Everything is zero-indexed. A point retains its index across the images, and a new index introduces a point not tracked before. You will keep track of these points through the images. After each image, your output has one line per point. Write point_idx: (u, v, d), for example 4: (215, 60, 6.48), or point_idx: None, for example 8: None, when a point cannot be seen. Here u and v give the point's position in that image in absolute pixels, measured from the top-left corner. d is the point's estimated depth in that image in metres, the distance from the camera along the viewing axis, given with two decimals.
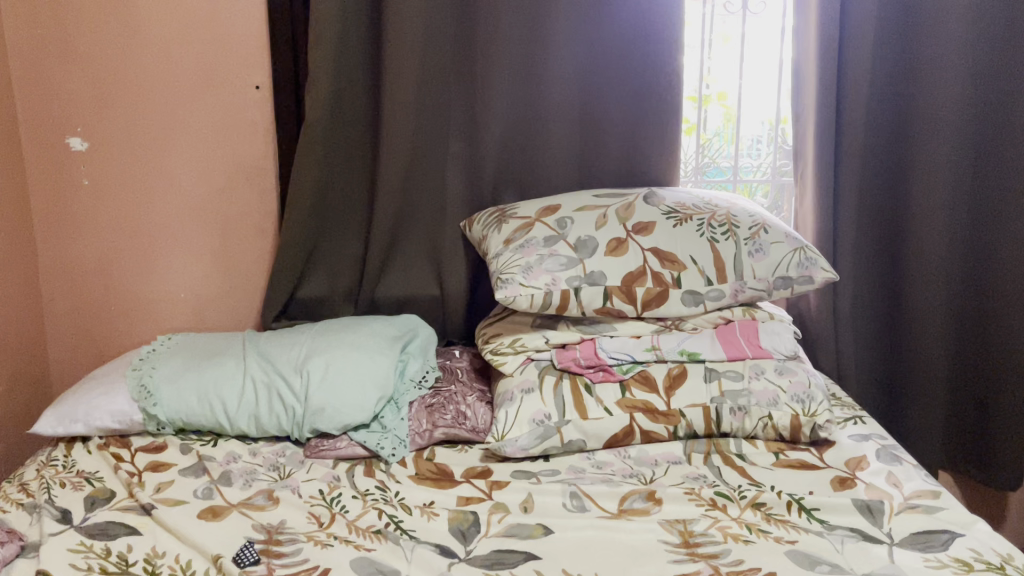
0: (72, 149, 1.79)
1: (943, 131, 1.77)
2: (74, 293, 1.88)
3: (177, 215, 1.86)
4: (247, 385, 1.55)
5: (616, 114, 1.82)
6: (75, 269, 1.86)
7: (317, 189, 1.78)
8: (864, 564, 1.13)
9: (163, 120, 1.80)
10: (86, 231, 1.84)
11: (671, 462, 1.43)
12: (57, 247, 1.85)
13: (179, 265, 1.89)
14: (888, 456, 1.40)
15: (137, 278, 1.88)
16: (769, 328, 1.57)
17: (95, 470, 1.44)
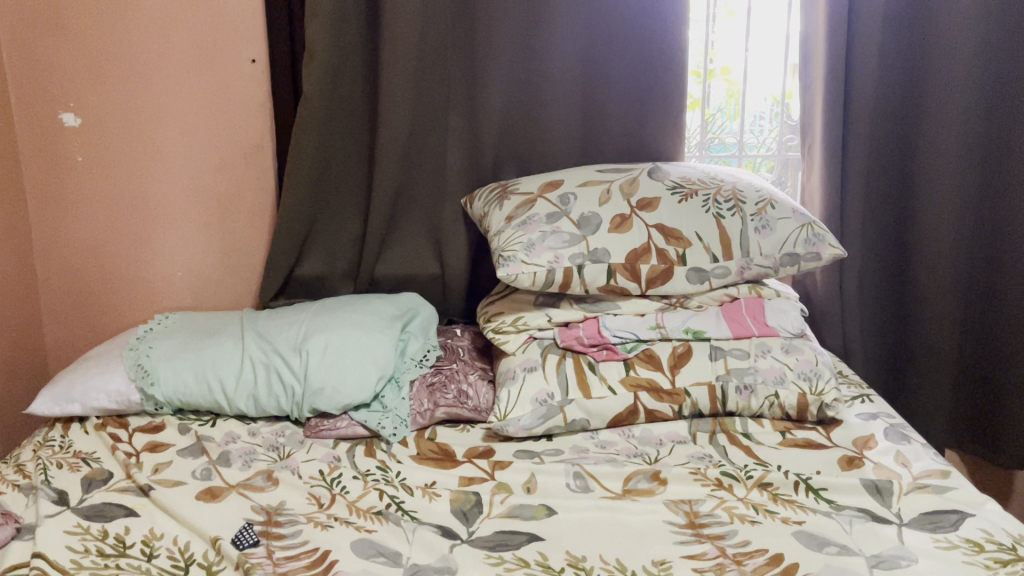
0: (65, 125, 1.76)
1: (952, 103, 1.74)
2: (69, 272, 1.85)
3: (173, 192, 1.82)
4: (245, 364, 1.53)
5: (619, 88, 1.78)
6: (70, 247, 1.84)
7: (315, 165, 1.75)
8: (872, 544, 1.11)
9: (157, 95, 1.76)
10: (80, 209, 1.81)
11: (676, 442, 1.41)
12: (52, 225, 1.82)
13: (175, 243, 1.86)
14: (896, 435, 1.38)
15: (132, 257, 1.85)
16: (775, 306, 1.54)
17: (92, 451, 1.42)
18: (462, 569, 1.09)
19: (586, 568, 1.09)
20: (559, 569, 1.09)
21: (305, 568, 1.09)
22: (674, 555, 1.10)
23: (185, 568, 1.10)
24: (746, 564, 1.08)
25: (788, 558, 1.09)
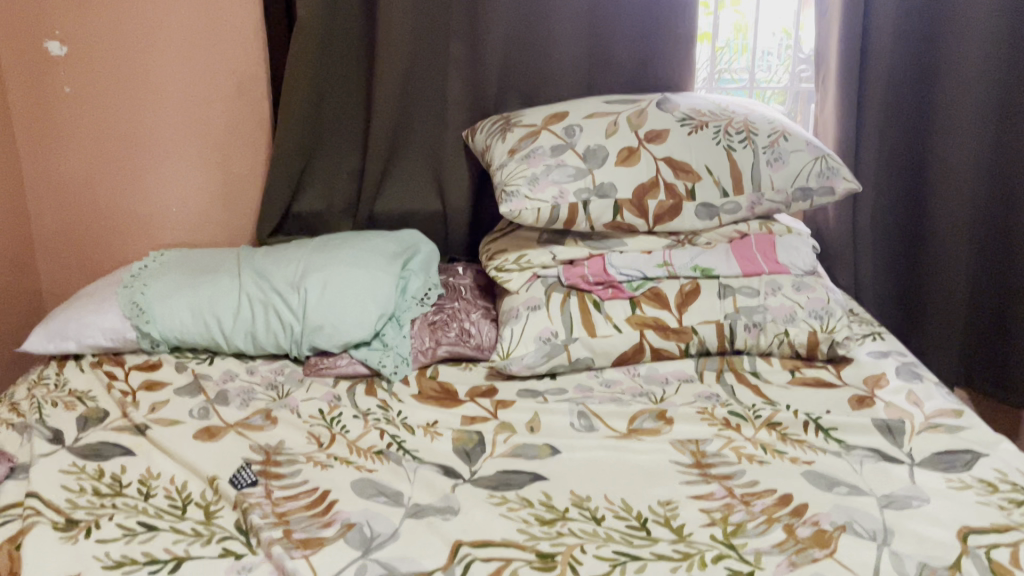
0: (51, 55, 1.70)
1: (976, 32, 1.66)
2: (60, 207, 1.81)
3: (165, 126, 1.77)
4: (243, 302, 1.50)
5: (627, 15, 1.71)
6: (60, 182, 1.79)
7: (310, 96, 1.69)
8: (883, 484, 1.09)
9: (146, 23, 1.69)
10: (70, 142, 1.76)
11: (682, 381, 1.39)
12: (41, 158, 1.77)
13: (169, 178, 1.81)
14: (908, 373, 1.35)
15: (125, 192, 1.81)
16: (786, 242, 1.50)
17: (87, 389, 1.39)
18: (465, 509, 1.07)
19: (590, 508, 1.06)
20: (563, 509, 1.06)
21: (305, 509, 1.08)
22: (681, 496, 1.08)
23: (182, 507, 1.08)
24: (754, 505, 1.05)
25: (797, 498, 1.06)
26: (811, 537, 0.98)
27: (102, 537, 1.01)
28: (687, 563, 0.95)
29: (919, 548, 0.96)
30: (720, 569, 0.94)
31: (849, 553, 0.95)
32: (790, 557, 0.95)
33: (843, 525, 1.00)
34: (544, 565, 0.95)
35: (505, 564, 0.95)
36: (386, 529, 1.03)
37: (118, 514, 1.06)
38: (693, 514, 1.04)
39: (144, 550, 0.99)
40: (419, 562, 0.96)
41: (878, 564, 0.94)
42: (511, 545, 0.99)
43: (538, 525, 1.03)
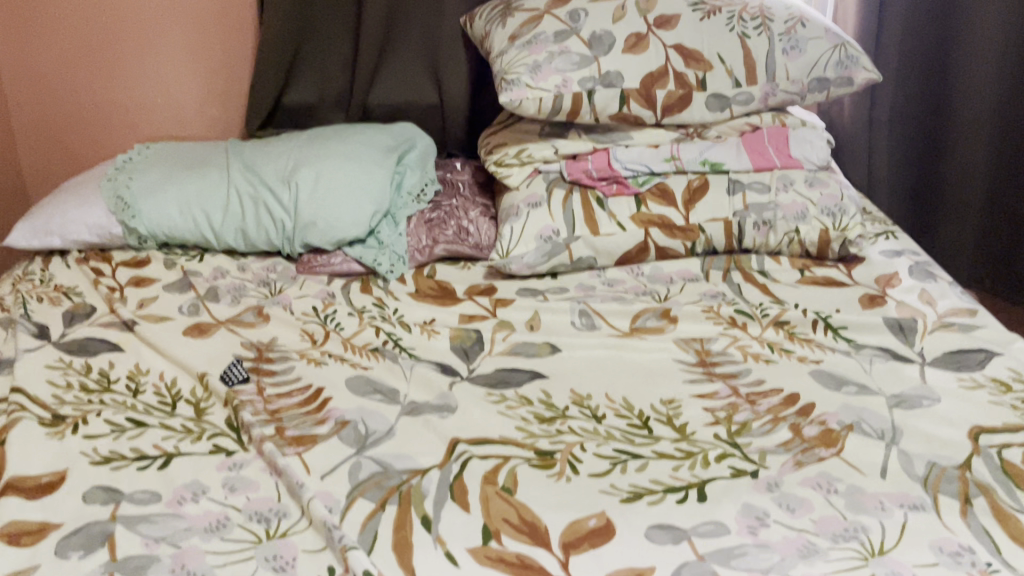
0: None
1: None
2: (40, 97, 1.74)
3: (145, 11, 1.67)
4: (232, 198, 1.44)
5: None
6: (39, 70, 1.72)
7: None
8: (893, 383, 1.05)
9: None
10: (46, 27, 1.68)
11: (687, 279, 1.34)
12: (18, 45, 1.69)
13: (152, 68, 1.72)
14: (921, 272, 1.30)
15: (106, 83, 1.73)
16: (799, 135, 1.43)
17: (74, 285, 1.35)
18: (462, 407, 1.04)
19: (591, 407, 1.03)
20: (562, 408, 1.03)
21: (297, 406, 1.05)
22: (685, 395, 1.05)
23: (171, 403, 1.05)
24: (760, 404, 1.02)
25: (804, 397, 1.03)
26: (818, 436, 0.96)
27: (90, 433, 0.98)
28: (690, 461, 0.92)
29: (929, 448, 0.93)
30: (723, 468, 0.91)
31: (856, 452, 0.93)
32: (796, 456, 0.92)
33: (851, 425, 0.97)
34: (543, 462, 0.92)
35: (503, 462, 0.93)
36: (380, 426, 1.00)
37: (105, 410, 1.03)
38: (696, 413, 1.01)
39: (131, 446, 0.96)
40: (414, 459, 0.94)
41: (886, 463, 0.91)
42: (509, 443, 0.96)
43: (536, 423, 1.00)
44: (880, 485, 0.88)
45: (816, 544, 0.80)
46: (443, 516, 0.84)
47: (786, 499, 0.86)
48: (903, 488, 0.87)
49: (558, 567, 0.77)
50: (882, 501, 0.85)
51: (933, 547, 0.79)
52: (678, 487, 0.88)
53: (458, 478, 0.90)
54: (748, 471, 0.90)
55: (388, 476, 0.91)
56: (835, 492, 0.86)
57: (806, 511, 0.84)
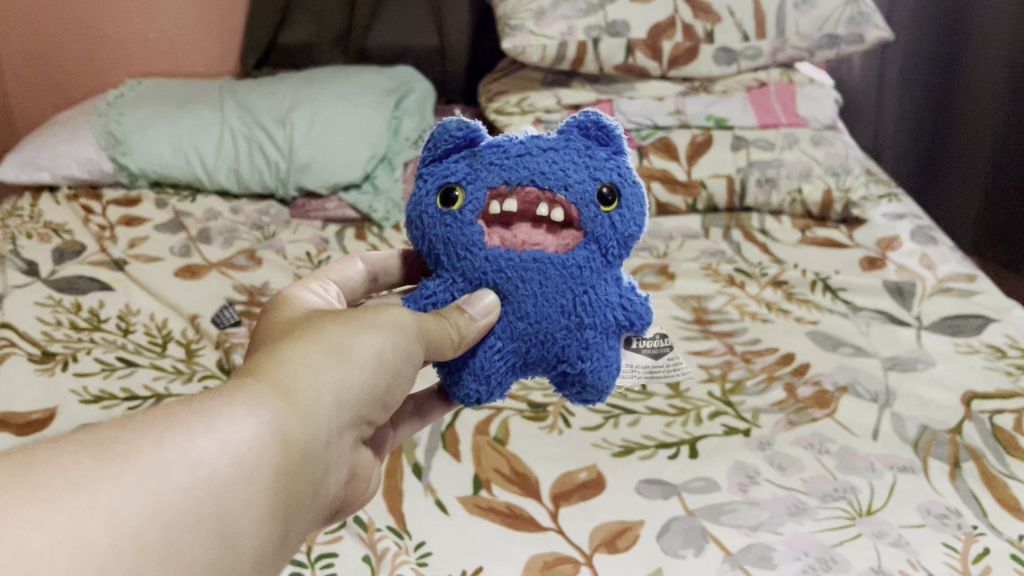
0: None
1: None
2: (37, 47, 1.86)
3: (140, 10, 1.83)
4: (226, 138, 1.44)
5: None
6: (45, 34, 1.85)
7: None
8: (890, 346, 1.04)
9: None
10: (51, 19, 1.83)
11: (687, 236, 1.33)
12: (28, 20, 1.83)
13: (150, 23, 1.85)
14: (922, 237, 1.30)
15: (110, 27, 1.84)
16: (808, 94, 1.46)
17: (63, 221, 1.33)
18: None
19: None
20: None
21: None
22: (680, 351, 1.03)
23: (162, 344, 1.03)
24: (754, 363, 1.01)
25: (800, 358, 1.02)
26: (812, 397, 0.94)
27: (80, 372, 0.96)
28: (683, 418, 0.91)
29: (922, 412, 0.91)
30: (715, 426, 0.89)
31: (850, 414, 0.91)
32: (789, 416, 0.91)
33: (845, 386, 0.96)
34: (535, 415, 0.91)
35: (494, 413, 0.91)
36: None
37: (95, 349, 1.00)
38: (691, 370, 1.00)
39: (122, 386, 0.94)
40: None
41: (879, 425, 0.89)
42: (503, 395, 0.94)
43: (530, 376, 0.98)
44: (871, 447, 0.86)
45: (806, 503, 0.79)
46: (435, 464, 0.83)
47: (777, 458, 0.84)
48: (894, 450, 0.86)
49: (547, 518, 0.76)
50: (873, 462, 0.84)
51: (920, 509, 0.78)
52: (670, 444, 0.86)
53: (450, 428, 0.88)
54: (741, 429, 0.89)
55: None
56: (826, 453, 0.85)
57: (797, 470, 0.83)
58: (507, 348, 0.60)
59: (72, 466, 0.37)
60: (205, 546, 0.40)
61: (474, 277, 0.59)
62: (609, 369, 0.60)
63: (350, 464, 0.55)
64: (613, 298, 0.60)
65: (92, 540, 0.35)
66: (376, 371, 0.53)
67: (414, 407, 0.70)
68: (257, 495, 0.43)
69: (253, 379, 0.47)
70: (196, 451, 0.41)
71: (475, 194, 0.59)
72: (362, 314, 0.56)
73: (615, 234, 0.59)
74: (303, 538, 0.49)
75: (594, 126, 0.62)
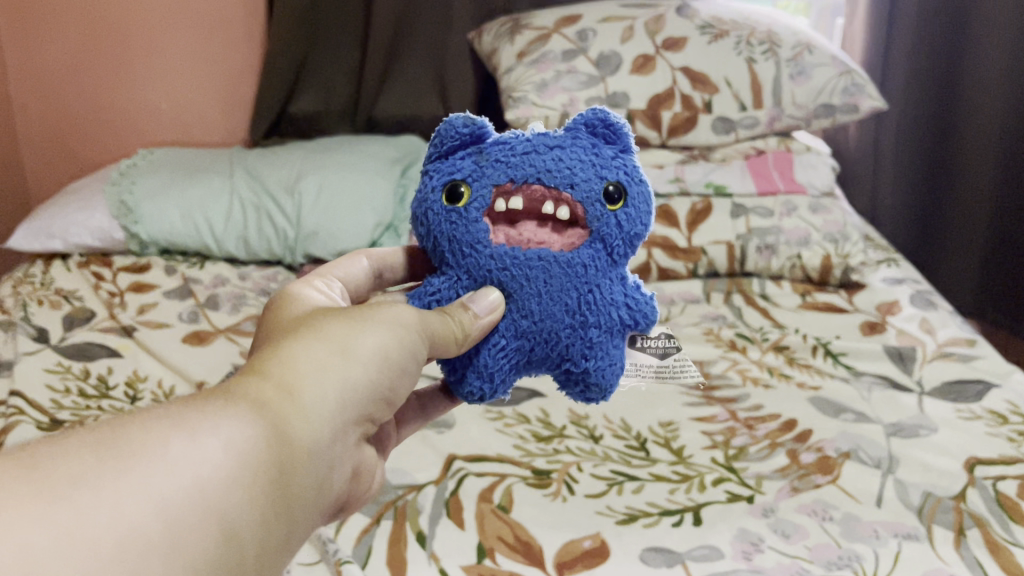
0: (52, 17, 1.81)
1: (1001, 35, 1.71)
2: (52, 118, 1.91)
3: (153, 83, 1.89)
4: (235, 205, 1.47)
5: None
6: (60, 106, 1.90)
7: (301, 29, 1.77)
8: (892, 412, 1.04)
9: (152, 24, 1.83)
10: (67, 91, 1.88)
11: (688, 301, 1.34)
12: (44, 92, 1.88)
13: (164, 96, 1.90)
14: (921, 301, 1.32)
15: (124, 98, 1.89)
16: (805, 161, 1.50)
17: (74, 288, 1.35)
18: (460, 422, 1.03)
19: (589, 426, 1.02)
20: (561, 427, 1.02)
21: None
22: (682, 417, 1.04)
23: None
24: (757, 430, 1.01)
25: (802, 424, 1.02)
26: (815, 463, 0.94)
27: None
28: (686, 484, 0.91)
29: (925, 478, 0.92)
30: (719, 493, 0.90)
31: (854, 480, 0.91)
32: (792, 482, 0.91)
33: (848, 452, 0.96)
34: (539, 481, 0.91)
35: (498, 480, 0.91)
36: None
37: (103, 416, 1.01)
38: (694, 436, 1.00)
39: None
40: (411, 474, 0.92)
41: (882, 492, 0.90)
42: (506, 461, 0.95)
43: (534, 442, 0.99)
44: (875, 513, 0.86)
45: (810, 571, 0.78)
46: (438, 532, 0.83)
47: (781, 525, 0.84)
48: (898, 517, 0.86)
49: None
50: (877, 529, 0.84)
51: None
52: (674, 511, 0.86)
53: (454, 495, 0.88)
54: (745, 496, 0.89)
55: (384, 490, 0.89)
56: (830, 520, 0.85)
57: (801, 537, 0.83)
58: (511, 347, 0.62)
59: (77, 468, 0.39)
60: (207, 540, 0.42)
61: (479, 274, 0.62)
62: (612, 369, 0.64)
63: (356, 459, 0.58)
64: (616, 297, 0.63)
65: (95, 542, 0.37)
66: (381, 368, 0.56)
67: (420, 404, 0.78)
68: (258, 493, 0.45)
69: (256, 376, 0.50)
70: (196, 452, 0.43)
71: (481, 192, 0.61)
72: (367, 311, 0.58)
73: (620, 232, 0.62)
74: (308, 535, 0.52)
75: (601, 126, 0.65)
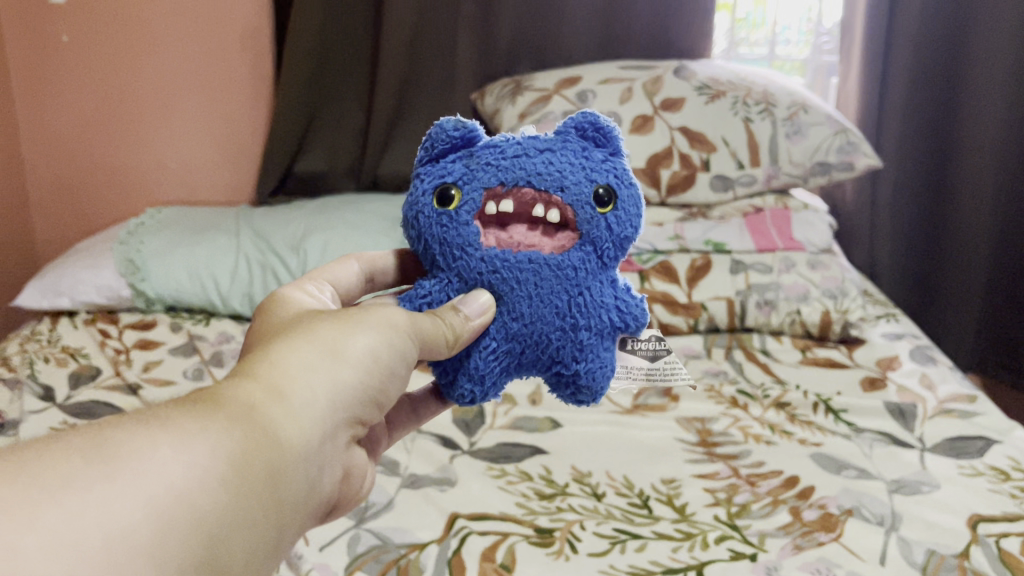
0: (64, 78, 1.86)
1: (993, 95, 1.76)
2: (62, 178, 1.94)
3: (161, 143, 1.93)
4: (241, 263, 1.49)
5: (638, 29, 1.84)
6: (69, 166, 1.93)
7: (307, 91, 1.81)
8: (894, 469, 1.04)
9: (161, 85, 1.88)
10: (77, 152, 1.92)
11: (690, 356, 1.35)
12: (54, 153, 1.92)
13: (172, 156, 1.94)
14: (921, 357, 1.33)
15: (133, 158, 1.93)
16: (803, 218, 1.52)
17: (81, 346, 1.36)
18: (462, 480, 1.03)
19: (591, 484, 1.02)
20: (563, 484, 1.02)
21: None
22: (684, 474, 1.04)
23: None
24: (759, 487, 1.01)
25: (804, 480, 1.02)
26: (818, 521, 0.94)
27: None
28: (689, 542, 0.91)
29: (928, 535, 0.91)
30: (722, 550, 0.89)
31: (857, 538, 0.91)
32: (795, 540, 0.91)
33: (851, 509, 0.96)
34: (542, 540, 0.91)
35: (501, 538, 0.91)
36: (380, 497, 0.99)
37: None
38: (696, 493, 1.00)
39: None
40: (413, 533, 0.92)
41: (885, 550, 0.89)
42: (509, 519, 0.95)
43: (537, 499, 0.99)
44: (878, 571, 0.86)
45: None
46: None
47: None
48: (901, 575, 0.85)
49: None
50: None
51: None
52: (677, 569, 0.86)
53: (457, 554, 0.88)
54: (747, 554, 0.89)
55: (387, 549, 0.89)
56: None
57: None
58: (501, 349, 0.65)
59: (67, 470, 0.41)
60: (194, 542, 0.44)
61: (468, 277, 0.64)
62: (602, 371, 0.66)
63: (346, 461, 0.61)
64: (605, 300, 0.65)
65: (83, 541, 0.39)
66: (368, 370, 0.58)
67: (413, 405, 0.81)
68: (245, 497, 0.47)
69: (247, 380, 0.52)
70: (184, 455, 0.45)
71: (471, 196, 0.64)
72: (360, 316, 0.60)
73: (610, 236, 0.65)
74: (297, 536, 0.54)
75: (591, 130, 0.68)
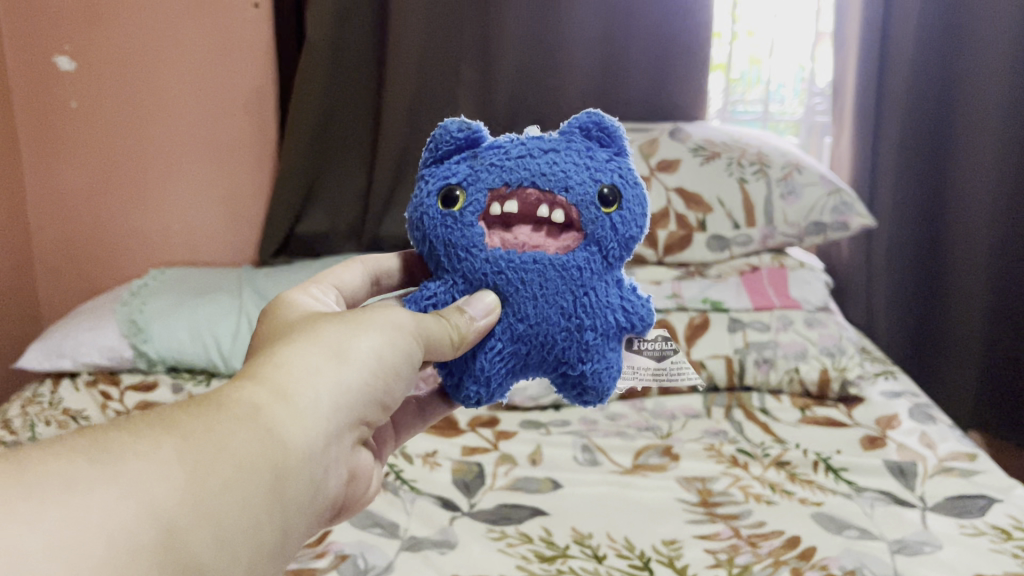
0: (71, 142, 1.90)
1: (982, 158, 1.79)
2: (67, 242, 1.97)
3: (164, 205, 1.96)
4: (242, 323, 1.50)
5: (633, 96, 1.90)
6: (74, 229, 1.96)
7: (310, 156, 1.85)
8: (896, 529, 1.04)
9: (167, 149, 1.92)
10: (82, 214, 1.95)
11: (689, 416, 1.36)
12: (60, 216, 1.95)
13: (176, 219, 1.97)
14: (920, 415, 1.33)
15: (137, 220, 1.96)
16: (799, 278, 1.54)
17: (82, 408, 1.37)
18: (463, 542, 1.02)
19: (591, 546, 1.02)
20: (563, 546, 1.02)
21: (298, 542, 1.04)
22: (685, 535, 1.04)
23: None
24: (760, 547, 1.01)
25: (805, 541, 1.02)
26: None
27: None
28: None
29: None
30: None
31: None
32: None
33: (853, 570, 0.95)
34: None
35: None
36: (380, 560, 0.99)
37: None
38: (697, 554, 1.00)
39: None
40: None
41: None
42: None
43: (537, 561, 0.98)
44: None
45: None
46: None
47: None
48: None
49: None
50: None
51: None
52: None
53: None
54: None
55: None
56: None
57: None
58: (507, 350, 0.66)
59: (72, 469, 0.41)
60: (198, 543, 0.45)
61: (474, 277, 0.66)
62: (609, 371, 0.67)
63: (349, 466, 0.63)
64: (610, 300, 0.67)
65: (87, 542, 0.39)
66: (370, 371, 0.60)
67: (419, 407, 0.82)
68: (246, 499, 0.48)
69: (254, 384, 0.54)
70: (185, 457, 0.46)
71: (475, 197, 0.65)
72: (365, 319, 0.63)
73: (614, 234, 0.66)
74: (298, 538, 0.55)
75: (596, 130, 0.69)
